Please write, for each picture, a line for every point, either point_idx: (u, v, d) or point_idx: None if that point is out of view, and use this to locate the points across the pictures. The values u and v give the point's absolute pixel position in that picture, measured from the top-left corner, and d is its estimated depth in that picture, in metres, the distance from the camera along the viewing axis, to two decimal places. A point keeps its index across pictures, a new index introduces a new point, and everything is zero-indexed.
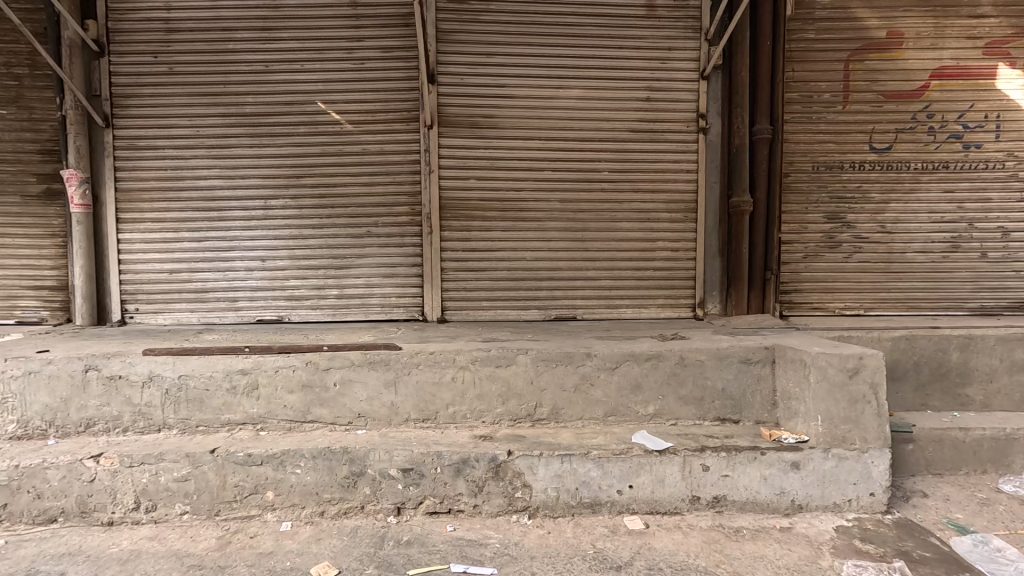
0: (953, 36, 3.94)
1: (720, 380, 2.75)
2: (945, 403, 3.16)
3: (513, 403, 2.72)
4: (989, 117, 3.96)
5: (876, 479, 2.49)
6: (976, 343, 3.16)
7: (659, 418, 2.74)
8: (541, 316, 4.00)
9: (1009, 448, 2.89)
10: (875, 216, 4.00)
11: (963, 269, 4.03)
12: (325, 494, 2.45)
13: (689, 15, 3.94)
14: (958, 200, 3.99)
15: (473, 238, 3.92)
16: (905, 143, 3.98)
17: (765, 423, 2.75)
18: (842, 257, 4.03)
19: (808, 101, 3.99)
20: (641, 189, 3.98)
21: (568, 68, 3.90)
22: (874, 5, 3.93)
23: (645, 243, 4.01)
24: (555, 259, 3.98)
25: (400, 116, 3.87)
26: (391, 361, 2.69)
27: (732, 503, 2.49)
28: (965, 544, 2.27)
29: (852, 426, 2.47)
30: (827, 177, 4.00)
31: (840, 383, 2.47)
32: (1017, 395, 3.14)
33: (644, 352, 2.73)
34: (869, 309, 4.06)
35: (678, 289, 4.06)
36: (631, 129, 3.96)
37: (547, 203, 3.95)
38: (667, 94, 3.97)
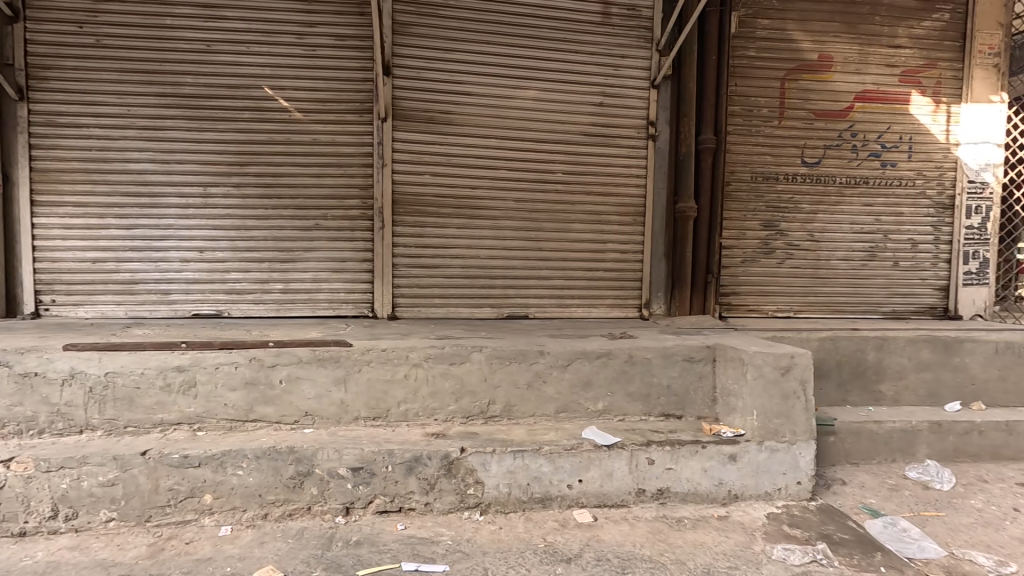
0: (875, 63, 4.31)
1: (665, 377, 2.87)
2: (862, 398, 3.45)
3: (466, 400, 2.72)
4: (903, 139, 4.37)
5: (802, 469, 2.69)
6: (889, 344, 3.47)
7: (607, 414, 2.83)
8: (493, 314, 4.02)
9: (915, 439, 3.21)
10: (805, 225, 4.30)
11: (879, 276, 4.41)
12: (268, 496, 2.36)
13: (642, 25, 4.08)
14: (876, 213, 4.37)
15: (426, 235, 3.89)
16: (832, 159, 4.31)
17: (706, 418, 2.91)
18: (775, 262, 4.31)
19: (748, 115, 4.23)
20: (593, 192, 4.08)
21: (524, 68, 3.94)
22: (808, 29, 4.23)
23: (595, 243, 4.11)
24: (509, 257, 4.01)
25: (353, 107, 3.77)
26: (341, 358, 2.62)
27: (675, 495, 2.61)
28: (878, 526, 2.50)
29: (784, 419, 2.65)
30: (764, 187, 4.26)
31: (774, 380, 2.64)
32: (922, 391, 3.48)
33: (595, 350, 2.81)
34: (798, 312, 4.36)
35: (626, 290, 4.20)
36: (584, 132, 4.05)
37: (502, 202, 3.97)
38: (619, 100, 4.09)
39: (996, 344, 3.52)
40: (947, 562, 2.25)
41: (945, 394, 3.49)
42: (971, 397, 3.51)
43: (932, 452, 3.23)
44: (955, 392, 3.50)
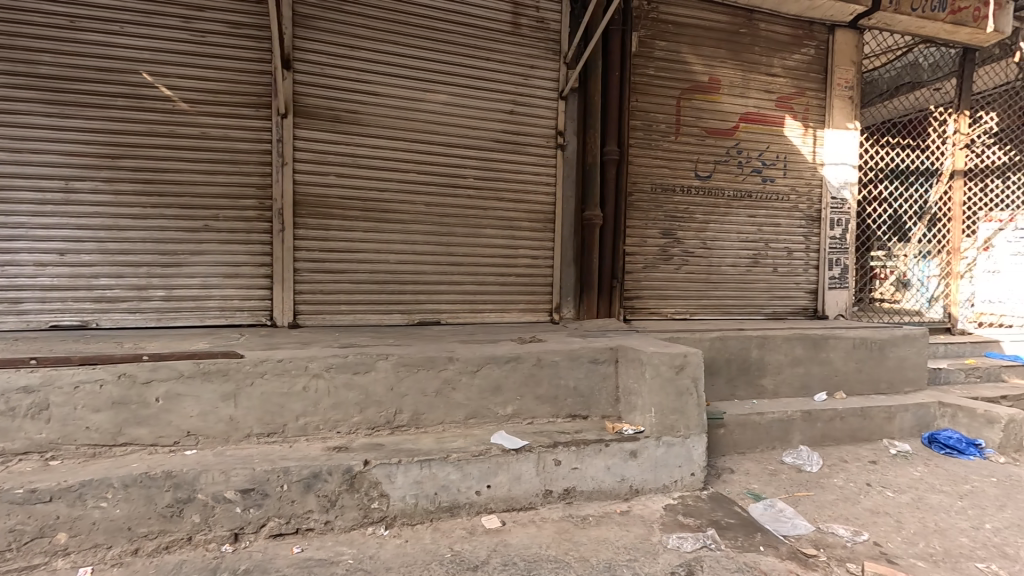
0: (756, 88, 4.77)
1: (572, 379, 2.95)
2: (747, 392, 3.78)
3: (371, 410, 2.62)
4: (779, 158, 4.87)
5: (695, 461, 2.88)
6: (769, 342, 3.83)
7: (517, 418, 2.85)
8: (404, 320, 3.92)
9: (791, 427, 3.56)
10: (699, 233, 4.65)
11: (761, 280, 4.87)
12: (140, 529, 2.10)
13: (549, 38, 4.22)
14: (758, 224, 4.82)
15: (331, 238, 3.70)
16: (721, 173, 4.70)
17: (610, 417, 3.03)
18: (673, 268, 4.61)
19: (648, 130, 4.51)
20: (504, 198, 4.13)
21: (435, 72, 3.90)
22: (699, 53, 4.60)
23: (507, 249, 4.16)
24: (420, 263, 3.94)
25: (248, 100, 3.52)
26: (230, 370, 2.41)
27: (581, 494, 2.68)
28: (759, 509, 2.74)
29: (679, 415, 2.83)
30: (663, 198, 4.56)
31: (670, 378, 2.81)
32: (796, 383, 3.89)
33: (504, 354, 2.82)
34: (693, 314, 4.69)
35: (537, 295, 4.28)
36: (495, 139, 4.08)
37: (412, 206, 3.89)
38: (529, 109, 4.18)
39: (853, 339, 4.02)
40: (814, 537, 2.51)
41: (814, 385, 3.92)
42: (834, 387, 3.98)
43: (804, 438, 3.61)
44: (822, 384, 3.95)
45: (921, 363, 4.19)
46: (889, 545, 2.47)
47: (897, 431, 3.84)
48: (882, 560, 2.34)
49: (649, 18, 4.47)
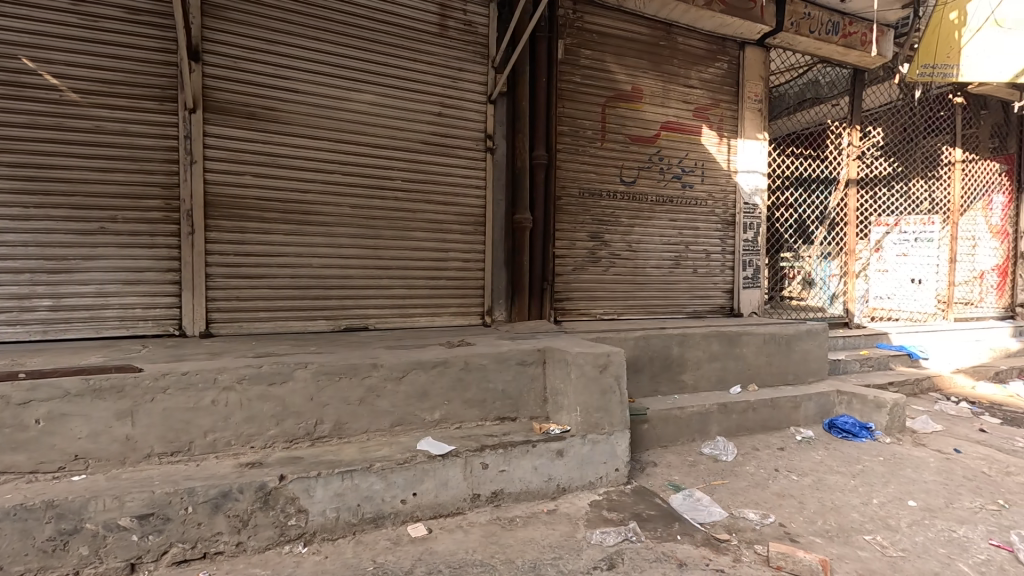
0: (675, 98, 5.02)
1: (500, 382, 2.96)
2: (669, 388, 3.96)
3: (289, 422, 2.50)
4: (697, 165, 5.15)
5: (619, 457, 2.98)
6: (688, 339, 4.04)
7: (444, 423, 2.82)
8: (329, 327, 3.78)
9: (708, 420, 3.77)
10: (624, 236, 4.83)
11: (682, 281, 5.13)
12: (14, 568, 1.89)
13: (477, 42, 4.23)
14: (679, 227, 5.08)
15: (248, 241, 3.51)
16: (644, 179, 4.90)
17: (538, 417, 3.07)
18: (601, 270, 4.76)
19: (575, 136, 4.64)
20: (433, 201, 4.08)
21: (360, 71, 3.80)
22: (622, 63, 4.79)
23: (437, 252, 4.11)
24: (346, 266, 3.81)
25: (151, 93, 3.26)
26: (126, 387, 2.22)
27: (508, 495, 2.70)
28: (679, 499, 2.87)
29: (603, 413, 2.92)
30: (590, 202, 4.69)
31: (594, 377, 2.89)
32: (713, 378, 4.12)
33: (431, 359, 2.78)
34: (621, 314, 4.86)
35: (468, 298, 4.26)
36: (424, 141, 4.03)
37: (337, 208, 3.76)
38: (458, 112, 4.17)
39: (763, 335, 4.32)
40: (727, 522, 2.67)
41: (730, 379, 4.17)
42: (748, 379, 4.25)
43: (720, 429, 3.83)
44: (737, 377, 4.21)
45: (822, 355, 4.57)
46: (793, 524, 2.67)
47: (802, 418, 4.17)
48: (785, 539, 2.52)
49: (575, 27, 4.60)
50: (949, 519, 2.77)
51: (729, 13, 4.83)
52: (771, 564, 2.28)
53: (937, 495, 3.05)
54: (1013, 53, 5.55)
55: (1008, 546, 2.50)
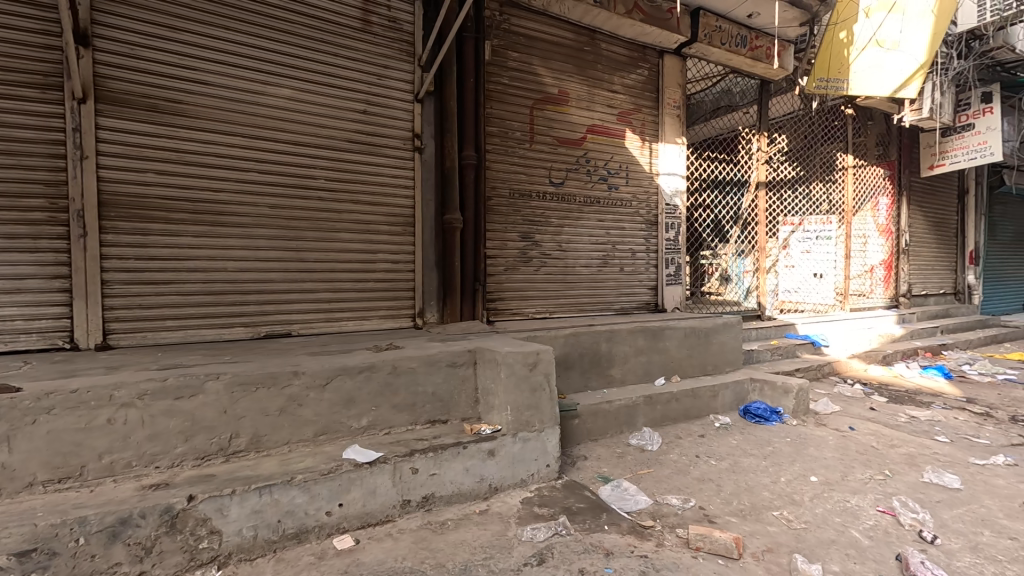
0: (600, 102, 5.19)
1: (431, 384, 2.92)
2: (599, 382, 4.08)
3: (200, 438, 2.33)
4: (622, 167, 5.35)
5: (550, 453, 3.04)
6: (616, 335, 4.18)
7: (372, 429, 2.75)
8: (248, 334, 3.55)
9: (635, 412, 3.92)
10: (554, 236, 4.92)
11: (610, 279, 5.31)
12: None
13: (403, 39, 4.15)
14: (606, 228, 5.25)
15: (152, 244, 3.23)
16: (572, 180, 5.02)
17: (469, 418, 3.07)
18: (532, 270, 4.82)
19: (504, 137, 4.68)
20: (360, 201, 3.96)
21: (278, 65, 3.62)
22: (549, 66, 4.88)
23: (365, 254, 4.00)
24: (266, 270, 3.61)
25: (30, 80, 2.93)
26: (2, 409, 1.97)
27: (440, 499, 2.67)
28: (607, 490, 2.97)
29: (533, 411, 2.96)
30: (520, 202, 4.74)
31: (524, 375, 2.92)
32: (639, 371, 4.29)
33: (357, 364, 2.69)
34: (552, 312, 4.95)
35: (398, 300, 4.17)
36: (349, 139, 3.90)
37: (255, 208, 3.55)
38: (384, 110, 4.07)
39: (684, 329, 4.56)
40: (652, 509, 2.80)
41: (654, 371, 4.37)
42: (671, 371, 4.48)
43: (646, 420, 4.00)
44: (661, 369, 4.42)
45: (737, 346, 4.89)
46: (711, 506, 2.84)
47: (720, 406, 4.44)
48: (703, 521, 2.67)
49: (502, 28, 4.64)
50: (844, 490, 3.06)
51: (649, 22, 5.05)
52: (690, 545, 2.40)
53: (834, 469, 3.36)
54: (895, 69, 6.22)
55: (892, 511, 2.80)
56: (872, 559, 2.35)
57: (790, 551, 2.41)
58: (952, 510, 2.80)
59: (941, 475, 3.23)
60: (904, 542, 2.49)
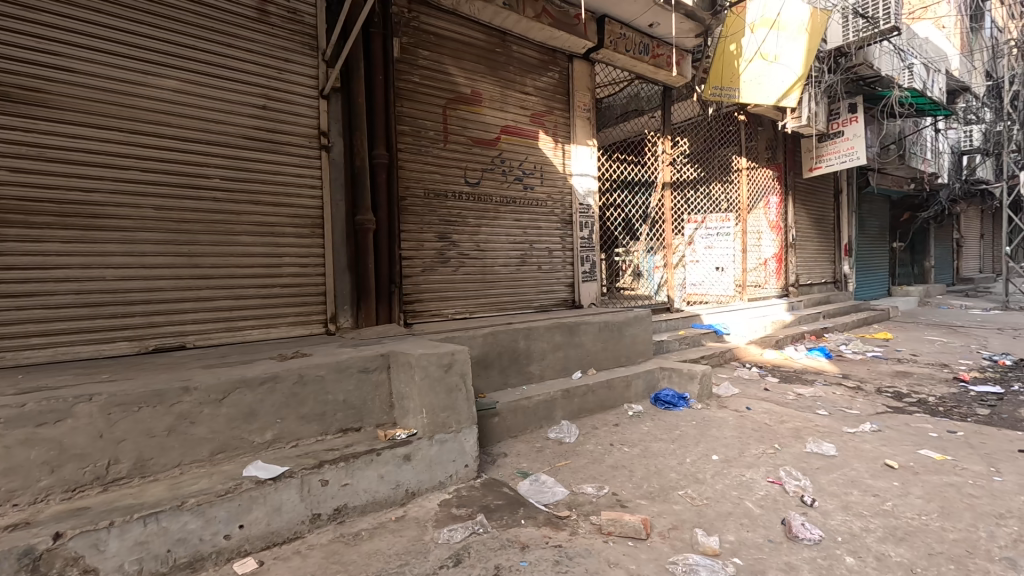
0: (513, 103, 5.26)
1: (341, 392, 2.81)
2: (518, 379, 4.14)
3: (70, 468, 2.08)
4: (537, 168, 5.46)
5: (468, 453, 3.05)
6: (533, 333, 4.26)
7: (278, 443, 2.59)
8: (134, 349, 3.22)
9: (553, 406, 4.02)
10: (471, 236, 4.92)
11: (528, 277, 5.40)
12: None
13: (303, 32, 3.96)
14: (523, 227, 5.33)
15: (9, 252, 2.83)
16: (488, 180, 5.05)
17: (384, 424, 3.00)
18: (451, 270, 4.79)
19: (417, 136, 4.61)
20: (261, 202, 3.72)
21: (159, 53, 3.32)
22: (461, 66, 4.88)
23: (270, 258, 3.77)
24: (153, 278, 3.30)
25: None
26: None
27: (353, 509, 2.58)
28: (526, 484, 3.02)
29: (449, 412, 2.95)
30: (436, 202, 4.70)
31: (439, 377, 2.90)
32: (557, 366, 4.41)
33: (258, 376, 2.52)
34: (472, 312, 4.94)
35: (308, 306, 3.98)
36: (246, 135, 3.65)
37: (137, 210, 3.23)
38: (285, 105, 3.85)
39: (598, 323, 4.75)
40: (568, 499, 2.88)
41: (572, 365, 4.52)
42: (587, 365, 4.65)
43: (564, 413, 4.11)
44: (578, 363, 4.57)
45: (647, 338, 5.16)
46: (623, 491, 2.98)
47: (633, 395, 4.67)
48: (616, 506, 2.80)
49: (410, 26, 4.57)
50: (741, 465, 3.33)
51: (557, 27, 5.20)
52: (603, 531, 2.50)
53: (732, 447, 3.64)
54: (779, 79, 6.91)
55: (779, 480, 3.09)
56: (762, 526, 2.58)
57: (692, 526, 2.58)
58: (828, 475, 3.14)
59: (820, 445, 3.61)
60: (789, 507, 2.76)
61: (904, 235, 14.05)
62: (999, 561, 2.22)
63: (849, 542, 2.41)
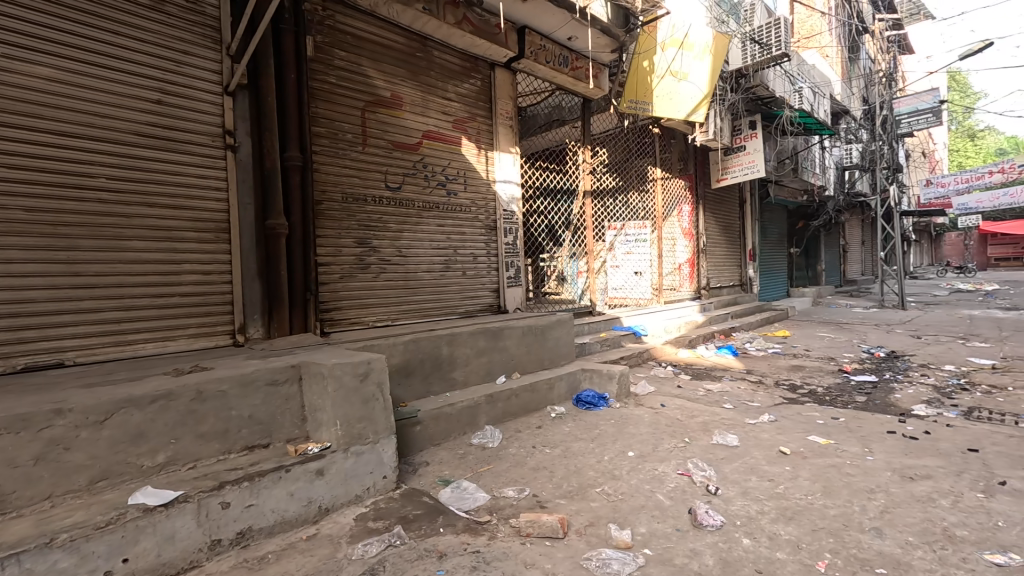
0: (435, 109, 5.23)
1: (246, 407, 2.64)
2: (441, 386, 4.10)
3: None
4: (460, 174, 5.46)
5: (386, 463, 2.98)
6: (457, 338, 4.24)
7: (172, 466, 2.38)
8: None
9: (477, 412, 4.02)
10: (393, 242, 4.82)
11: (452, 283, 5.37)
12: None
13: (204, 24, 3.72)
14: (446, 233, 5.30)
15: None
16: (410, 185, 4.98)
17: (295, 438, 2.86)
18: (371, 277, 4.66)
19: (334, 138, 4.46)
20: (156, 204, 3.42)
21: (32, 37, 2.97)
22: (380, 69, 4.78)
23: (167, 265, 3.47)
24: (24, 287, 2.93)
25: None
26: None
27: (259, 531, 2.43)
28: (447, 492, 2.99)
29: (366, 422, 2.87)
30: (355, 207, 4.56)
31: (354, 387, 2.82)
32: (481, 371, 4.42)
33: (148, 394, 2.31)
34: (394, 320, 4.84)
35: (212, 316, 3.70)
36: (138, 131, 3.35)
37: (3, 212, 2.86)
38: (185, 101, 3.59)
39: (522, 328, 4.82)
40: (489, 503, 2.89)
41: (496, 370, 4.55)
42: (511, 369, 4.69)
43: (488, 418, 4.12)
44: (502, 367, 4.61)
45: (570, 340, 5.31)
46: (543, 492, 3.03)
47: (556, 397, 4.78)
48: (536, 507, 2.84)
49: (326, 25, 4.43)
50: (654, 460, 3.50)
51: (478, 35, 5.24)
52: (521, 533, 2.53)
53: (647, 443, 3.82)
54: (688, 95, 7.45)
55: (688, 472, 3.28)
56: (670, 516, 2.72)
57: (607, 522, 2.67)
58: (730, 464, 3.39)
59: (725, 437, 3.87)
60: (695, 497, 2.94)
61: (800, 241, 15.48)
62: (869, 531, 2.49)
63: (746, 525, 2.60)
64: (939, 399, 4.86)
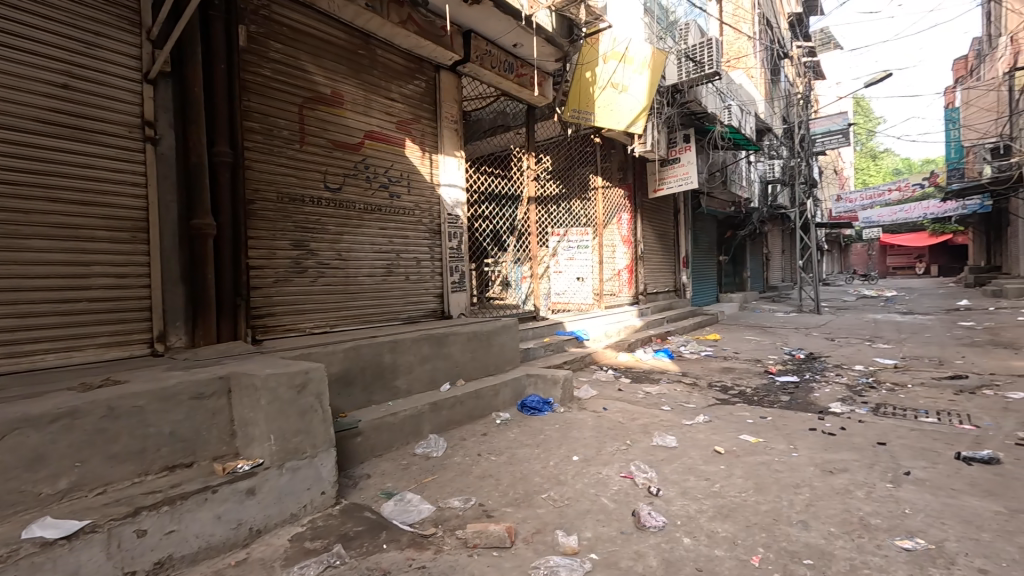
0: (378, 109, 5.09)
1: (167, 423, 2.42)
2: (383, 395, 3.97)
3: None
4: (404, 176, 5.34)
5: (324, 478, 2.83)
6: (400, 345, 4.12)
7: (77, 492, 2.12)
8: None
9: (421, 420, 3.92)
10: (332, 245, 4.62)
11: (395, 288, 5.22)
12: None
13: (120, 4, 3.40)
14: (389, 236, 5.15)
15: None
16: (351, 186, 4.80)
17: (223, 456, 2.65)
18: (309, 281, 4.44)
19: (268, 134, 4.22)
20: (60, 199, 3.07)
21: None
22: (319, 64, 4.58)
23: (73, 267, 3.12)
24: None
25: None
26: None
27: (181, 560, 2.22)
28: (389, 506, 2.88)
29: (303, 435, 2.72)
30: (291, 208, 4.34)
31: (289, 399, 2.67)
32: (425, 378, 4.32)
33: (49, 412, 2.05)
34: (333, 326, 4.64)
35: (126, 324, 3.37)
36: (39, 117, 3.00)
37: None
38: (97, 87, 3.25)
39: (467, 333, 4.76)
40: (434, 515, 2.81)
41: (440, 377, 4.46)
42: (455, 376, 4.62)
43: (432, 426, 4.03)
44: (446, 374, 4.53)
45: (515, 346, 5.31)
46: (489, 501, 2.98)
47: (501, 403, 4.75)
48: (482, 517, 2.79)
49: (260, 15, 4.19)
50: (598, 463, 3.55)
51: (423, 36, 5.16)
52: (468, 544, 2.48)
53: (590, 447, 3.87)
54: (626, 107, 7.75)
55: (630, 474, 3.35)
56: (615, 519, 2.76)
57: (554, 528, 2.67)
58: (670, 465, 3.50)
59: (664, 438, 4.00)
60: (638, 499, 3.00)
61: (728, 249, 16.39)
62: (796, 524, 2.65)
63: (686, 524, 2.69)
64: (852, 397, 5.28)
